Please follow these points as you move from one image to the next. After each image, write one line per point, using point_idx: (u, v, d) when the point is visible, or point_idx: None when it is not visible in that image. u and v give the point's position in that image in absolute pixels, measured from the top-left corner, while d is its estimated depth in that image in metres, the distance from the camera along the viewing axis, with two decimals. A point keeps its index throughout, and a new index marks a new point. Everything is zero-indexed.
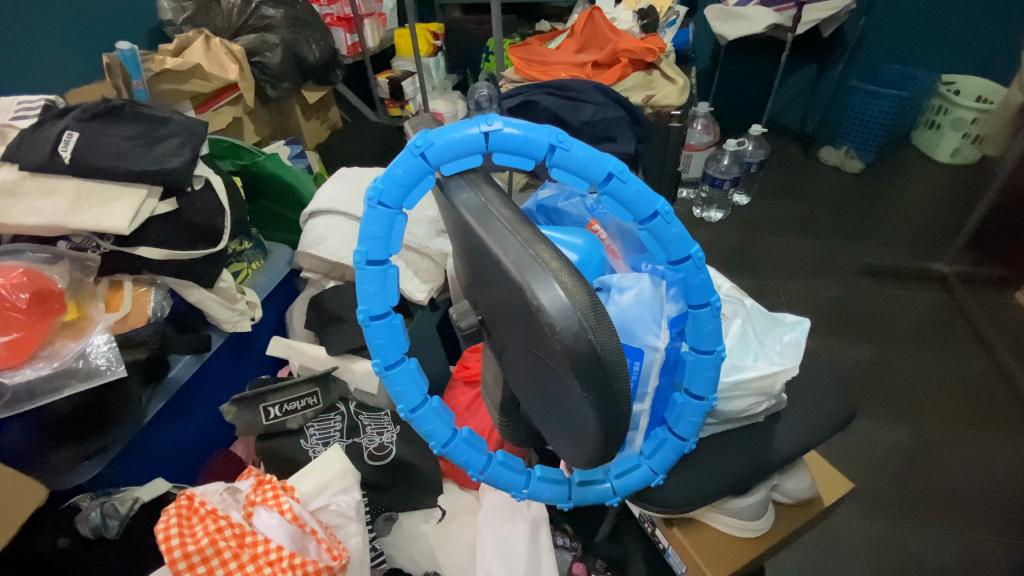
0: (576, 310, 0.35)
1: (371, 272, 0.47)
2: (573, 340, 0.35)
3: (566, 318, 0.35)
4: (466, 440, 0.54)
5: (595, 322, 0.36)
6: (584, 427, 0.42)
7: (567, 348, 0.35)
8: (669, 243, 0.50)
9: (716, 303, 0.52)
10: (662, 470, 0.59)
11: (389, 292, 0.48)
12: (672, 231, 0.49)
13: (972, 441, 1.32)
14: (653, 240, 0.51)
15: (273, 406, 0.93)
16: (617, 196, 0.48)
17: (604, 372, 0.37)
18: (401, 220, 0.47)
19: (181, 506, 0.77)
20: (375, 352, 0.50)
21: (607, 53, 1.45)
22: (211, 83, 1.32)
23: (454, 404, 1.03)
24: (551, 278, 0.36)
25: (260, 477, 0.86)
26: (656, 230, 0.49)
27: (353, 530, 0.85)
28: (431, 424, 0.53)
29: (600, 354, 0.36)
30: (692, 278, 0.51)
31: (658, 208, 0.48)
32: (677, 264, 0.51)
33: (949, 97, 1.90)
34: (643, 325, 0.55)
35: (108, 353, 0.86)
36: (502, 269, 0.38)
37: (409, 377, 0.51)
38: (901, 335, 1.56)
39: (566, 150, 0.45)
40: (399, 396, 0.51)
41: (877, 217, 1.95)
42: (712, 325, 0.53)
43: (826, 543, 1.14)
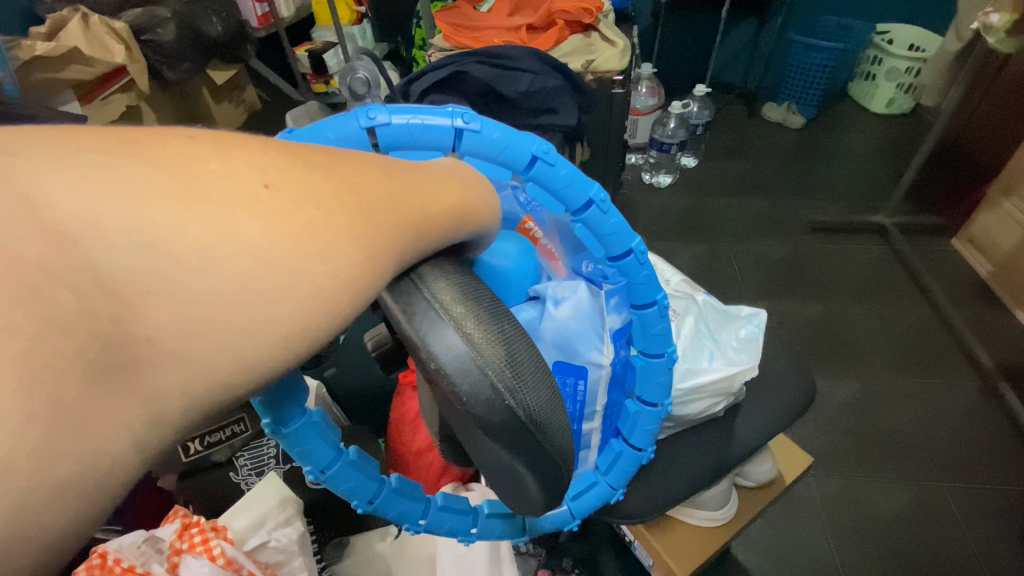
0: (483, 371, 0.30)
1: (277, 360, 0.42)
2: (487, 409, 0.30)
3: (471, 379, 0.30)
4: (395, 491, 0.51)
5: (515, 381, 0.31)
6: (521, 484, 0.37)
7: (481, 418, 0.30)
8: (607, 236, 0.48)
9: (663, 301, 0.50)
10: (621, 485, 0.57)
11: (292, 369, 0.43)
12: (609, 222, 0.47)
13: (917, 389, 1.36)
14: (590, 234, 0.49)
15: (193, 441, 0.82)
16: (543, 181, 0.46)
17: (532, 435, 0.32)
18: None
19: (93, 565, 0.69)
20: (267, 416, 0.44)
21: (542, 16, 1.35)
22: (95, 69, 1.14)
23: (402, 412, 0.97)
24: (451, 327, 0.31)
25: (185, 519, 0.77)
26: (592, 220, 0.47)
27: (297, 564, 0.79)
28: (350, 482, 0.48)
29: (525, 418, 0.31)
30: (635, 274, 0.49)
31: (592, 197, 0.46)
32: (617, 259, 0.49)
33: (882, 48, 1.96)
34: (584, 340, 0.55)
35: None
36: (392, 319, 0.33)
37: (314, 435, 0.46)
38: (846, 290, 1.59)
39: (476, 130, 0.43)
40: (305, 457, 0.46)
41: (823, 170, 1.94)
42: (661, 325, 0.51)
43: (790, 509, 1.16)
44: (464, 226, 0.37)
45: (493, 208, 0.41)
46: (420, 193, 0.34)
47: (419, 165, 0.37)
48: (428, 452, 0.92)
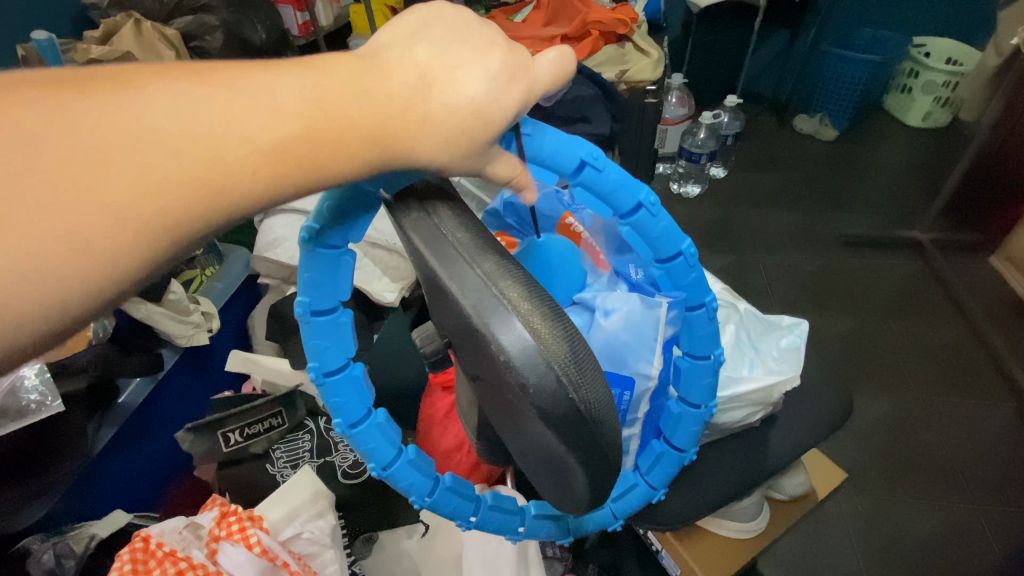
0: (550, 364, 0.31)
1: (319, 323, 0.44)
2: (550, 400, 0.32)
3: (537, 371, 0.31)
4: (451, 488, 0.50)
5: (578, 376, 0.32)
6: (569, 479, 0.38)
7: (544, 409, 0.32)
8: (655, 239, 0.46)
9: (712, 304, 0.49)
10: (661, 485, 0.56)
11: (344, 343, 0.45)
12: (659, 225, 0.45)
13: (952, 408, 1.33)
14: (639, 237, 0.46)
15: (232, 432, 0.85)
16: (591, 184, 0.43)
17: (592, 431, 0.34)
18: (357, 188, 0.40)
19: (136, 549, 0.71)
20: (337, 412, 0.47)
21: (576, 25, 1.37)
22: None
23: (432, 411, 0.99)
24: (517, 319, 0.32)
25: (223, 507, 0.79)
26: (640, 224, 0.45)
27: (329, 557, 0.80)
28: (411, 478, 0.48)
29: (585, 412, 0.33)
30: (683, 278, 0.48)
31: (642, 199, 0.44)
32: (666, 262, 0.47)
33: (919, 60, 1.91)
34: (635, 353, 0.57)
35: (39, 388, 0.81)
36: (461, 313, 0.34)
37: (376, 433, 0.47)
38: (880, 304, 1.56)
39: (529, 134, 0.41)
40: (370, 454, 0.47)
41: (856, 183, 1.91)
42: (707, 328, 0.50)
43: (820, 526, 1.14)
44: (328, 132, 0.33)
45: (400, 102, 0.36)
46: (329, 78, 0.34)
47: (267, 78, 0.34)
48: (456, 451, 0.95)
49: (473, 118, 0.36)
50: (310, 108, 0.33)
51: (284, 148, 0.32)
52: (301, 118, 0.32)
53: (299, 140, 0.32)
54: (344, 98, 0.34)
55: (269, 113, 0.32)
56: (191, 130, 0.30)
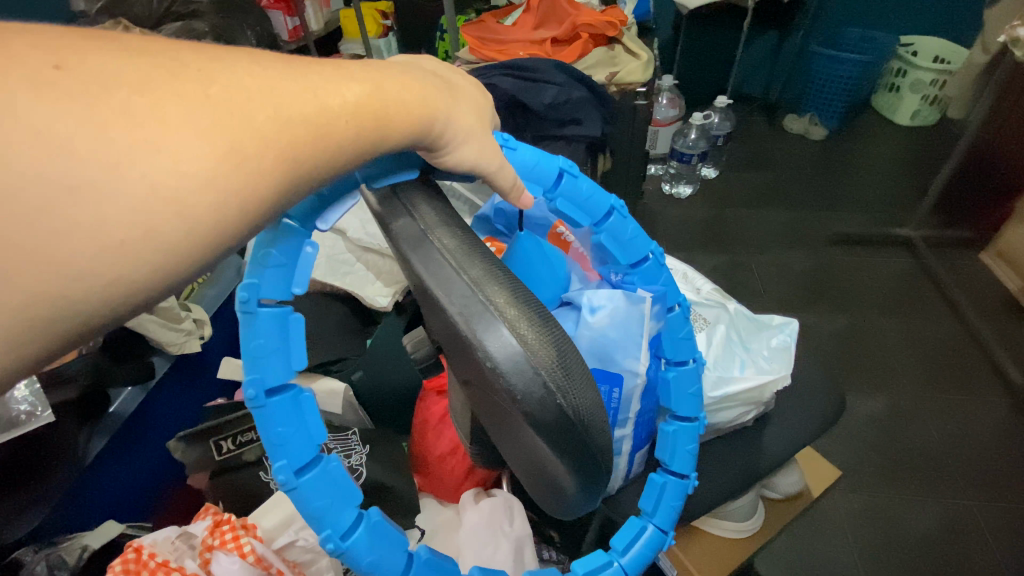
0: (537, 370, 0.32)
1: (266, 322, 0.41)
2: (539, 407, 0.32)
3: (525, 378, 0.31)
4: (426, 563, 0.47)
5: (565, 382, 0.32)
6: (559, 485, 0.39)
7: (533, 416, 0.32)
8: (628, 242, 0.52)
9: (685, 304, 0.55)
10: (670, 526, 0.54)
11: (292, 356, 0.43)
12: (629, 228, 0.51)
13: (946, 405, 1.34)
14: (615, 242, 0.52)
15: (225, 440, 0.84)
16: (572, 196, 0.49)
17: (581, 436, 0.34)
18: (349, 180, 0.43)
19: (128, 560, 0.71)
20: (281, 454, 0.43)
21: (566, 28, 1.37)
22: None
23: (427, 415, 0.99)
24: (505, 327, 0.32)
25: (217, 516, 0.79)
26: (613, 229, 0.51)
27: (324, 564, 0.80)
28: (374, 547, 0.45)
29: (574, 417, 0.33)
30: (655, 276, 0.54)
31: (612, 206, 0.50)
32: (637, 265, 0.54)
33: (908, 59, 1.93)
34: (623, 350, 0.58)
35: (29, 398, 0.80)
36: (448, 320, 0.34)
37: (325, 480, 0.43)
38: (872, 303, 1.56)
39: (512, 150, 0.46)
40: (320, 510, 0.43)
41: (847, 182, 1.92)
42: (685, 329, 0.55)
43: (816, 525, 1.14)
44: (399, 108, 0.37)
45: (432, 90, 0.40)
46: (376, 68, 0.39)
47: (320, 64, 0.36)
48: (451, 455, 0.95)
49: (477, 114, 0.43)
50: (373, 82, 0.37)
51: (363, 108, 0.35)
52: (371, 83, 0.36)
53: (371, 101, 0.35)
54: (390, 81, 0.38)
55: (337, 82, 0.35)
56: (282, 87, 0.32)
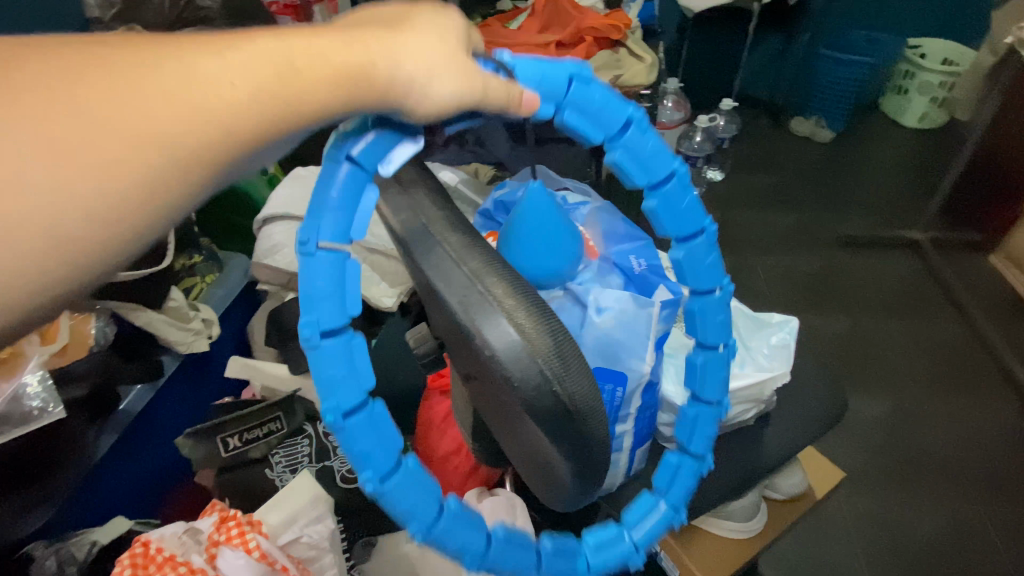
0: (534, 358, 0.32)
1: (327, 348, 0.42)
2: (536, 394, 0.32)
3: (522, 365, 0.32)
4: (505, 541, 0.49)
5: (561, 368, 0.33)
6: (558, 475, 0.39)
7: (529, 403, 0.33)
8: (648, 159, 0.49)
9: (711, 227, 0.53)
10: (680, 506, 0.56)
11: (359, 376, 0.43)
12: (648, 143, 0.48)
13: (954, 408, 1.32)
14: (634, 159, 0.49)
15: (231, 437, 0.86)
16: (580, 102, 0.46)
17: (576, 425, 0.34)
18: (331, 168, 0.40)
19: (136, 554, 0.72)
20: (363, 465, 0.44)
21: (571, 32, 1.39)
22: None
23: (430, 415, 1.00)
24: (504, 317, 0.33)
25: (223, 512, 0.80)
26: (630, 142, 0.48)
27: (327, 561, 0.81)
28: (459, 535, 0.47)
29: (570, 405, 0.33)
30: (679, 198, 0.51)
31: (629, 117, 0.47)
32: (659, 185, 0.50)
33: (915, 62, 1.96)
34: (627, 350, 0.58)
35: (42, 394, 0.82)
36: (448, 310, 0.34)
37: (410, 481, 0.45)
38: (878, 305, 1.56)
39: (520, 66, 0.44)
40: (409, 511, 0.45)
41: (854, 184, 1.91)
42: (709, 258, 0.54)
43: (819, 525, 1.14)
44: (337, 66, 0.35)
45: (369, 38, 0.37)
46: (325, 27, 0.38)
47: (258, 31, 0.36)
48: (454, 454, 0.96)
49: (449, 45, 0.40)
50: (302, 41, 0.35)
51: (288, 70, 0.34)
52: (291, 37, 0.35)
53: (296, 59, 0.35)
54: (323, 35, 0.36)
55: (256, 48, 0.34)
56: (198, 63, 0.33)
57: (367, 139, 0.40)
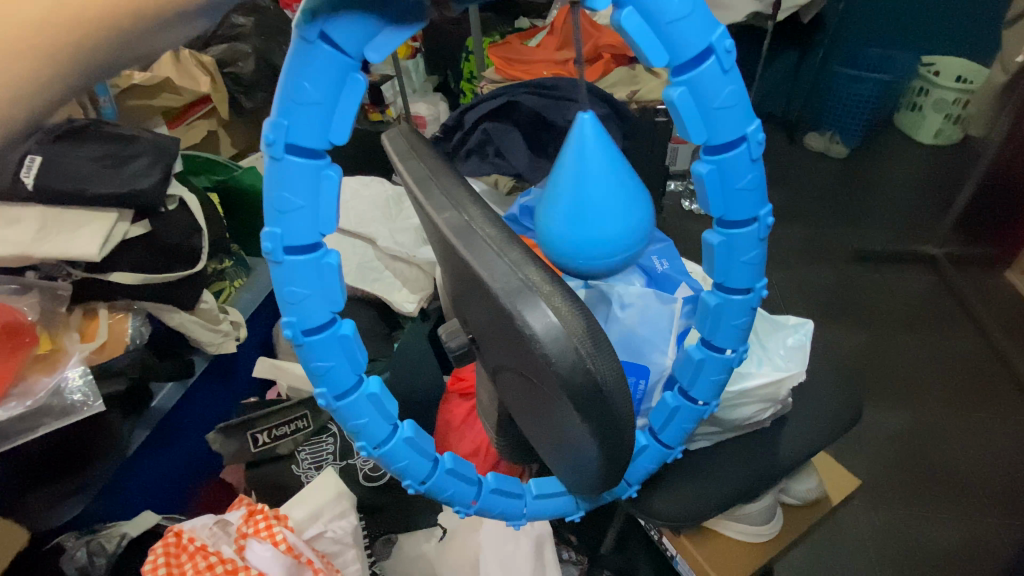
0: (570, 338, 0.35)
1: (294, 265, 0.45)
2: (571, 370, 0.35)
3: (559, 344, 0.35)
4: (448, 473, 0.57)
5: (594, 349, 0.36)
6: (586, 457, 0.42)
7: (565, 380, 0.35)
8: (717, 109, 0.42)
9: (763, 219, 0.47)
10: (633, 482, 0.60)
11: (325, 297, 0.47)
12: (725, 87, 0.41)
13: (973, 424, 1.32)
14: (696, 106, 0.42)
15: (261, 433, 0.88)
16: (652, 6, 0.37)
17: (606, 403, 0.37)
18: (303, 48, 0.39)
19: (170, 543, 0.75)
20: (320, 382, 0.51)
21: (589, 49, 1.44)
22: (182, 96, 1.28)
23: (450, 417, 1.02)
24: (543, 301, 0.35)
25: (251, 506, 0.82)
26: (701, 80, 0.40)
27: (350, 556, 0.83)
28: (404, 458, 0.54)
29: (601, 383, 0.36)
30: (739, 171, 0.44)
31: (714, 45, 0.40)
32: (721, 145, 0.44)
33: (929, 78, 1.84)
34: (649, 344, 0.61)
35: (83, 387, 0.86)
36: (490, 296, 0.37)
37: (362, 405, 0.52)
38: (895, 320, 1.56)
39: None
40: (360, 427, 0.53)
41: (869, 199, 1.92)
42: (747, 254, 0.49)
43: (834, 537, 1.14)
44: None
45: None
46: None
47: None
48: (473, 456, 0.98)
49: None
50: None
51: None
52: None
53: None
54: None
55: None
56: None
57: (342, 13, 0.38)
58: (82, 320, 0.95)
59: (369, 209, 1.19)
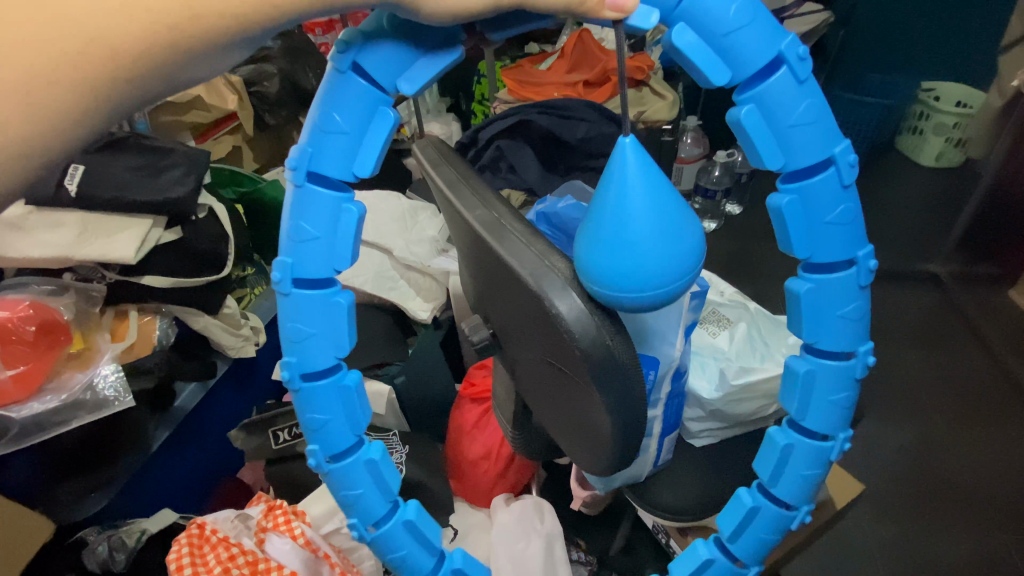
0: (591, 317, 0.41)
1: (303, 301, 0.48)
2: (591, 345, 0.41)
3: (583, 324, 0.41)
4: (446, 564, 0.56)
5: (611, 329, 0.42)
6: (600, 432, 0.47)
7: (586, 354, 0.41)
8: (790, 127, 0.43)
9: (860, 257, 0.47)
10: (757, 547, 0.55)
11: (329, 345, 0.49)
12: (797, 106, 0.42)
13: (977, 438, 1.33)
14: (766, 123, 0.43)
15: (282, 430, 0.92)
16: (711, 27, 0.41)
17: (622, 375, 0.42)
18: (337, 80, 0.44)
19: (193, 535, 0.78)
20: (317, 440, 0.52)
21: (598, 72, 1.49)
22: (211, 113, 1.35)
23: (462, 421, 1.05)
24: (568, 288, 0.41)
25: (270, 502, 0.85)
26: (771, 95, 0.42)
27: (366, 552, 0.86)
28: (395, 532, 0.54)
29: (617, 357, 0.42)
30: (822, 191, 0.45)
31: (782, 62, 0.42)
32: (800, 167, 0.44)
33: (928, 103, 1.94)
34: (661, 337, 0.63)
35: (115, 384, 0.90)
36: (520, 282, 0.42)
37: (355, 466, 0.53)
38: (900, 336, 1.57)
39: None
40: (353, 490, 0.53)
41: (873, 219, 1.95)
42: (843, 290, 0.47)
43: (841, 546, 1.15)
44: None
45: None
46: None
47: None
48: (484, 459, 1.01)
49: None
50: None
51: None
52: None
53: None
54: None
55: None
56: None
57: (379, 46, 0.43)
58: (114, 320, 0.99)
59: (386, 221, 1.24)
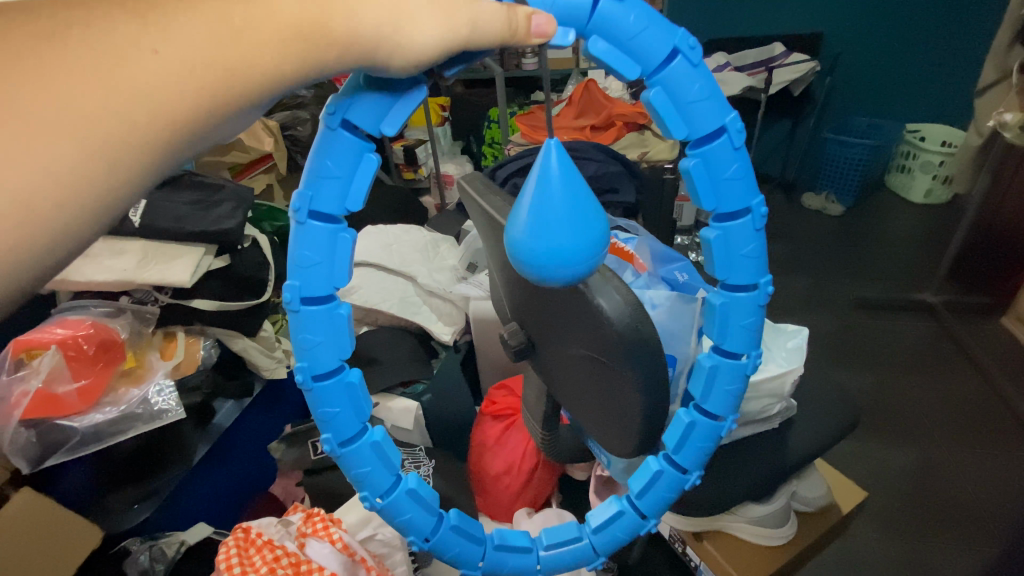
0: (626, 304, 0.50)
1: (309, 313, 0.48)
2: (627, 330, 0.49)
3: (620, 312, 0.49)
4: (452, 530, 0.57)
5: (642, 317, 0.50)
6: (632, 413, 0.54)
7: (623, 337, 0.49)
8: (690, 108, 0.43)
9: (757, 207, 0.47)
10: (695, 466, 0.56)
11: (337, 346, 0.50)
12: (693, 86, 0.43)
13: (976, 459, 1.38)
14: (671, 103, 0.43)
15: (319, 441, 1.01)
16: (613, 28, 0.41)
17: (651, 356, 0.51)
18: (328, 137, 0.44)
19: (239, 537, 0.83)
20: (328, 429, 0.52)
21: (603, 117, 1.63)
22: (249, 154, 1.48)
23: (484, 438, 1.11)
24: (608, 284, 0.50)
25: (308, 509, 0.91)
26: (671, 78, 0.42)
27: (398, 558, 0.91)
28: (407, 511, 0.55)
29: (648, 340, 0.50)
30: (725, 159, 0.45)
31: (676, 45, 0.42)
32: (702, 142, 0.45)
33: (915, 143, 2.10)
34: (676, 338, 0.72)
35: (167, 398, 0.98)
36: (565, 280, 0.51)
37: (365, 454, 0.53)
38: (897, 363, 1.64)
39: None
40: (363, 475, 0.53)
41: (866, 252, 2.05)
42: (747, 241, 0.48)
43: (850, 562, 1.18)
44: None
45: None
46: None
47: None
48: (505, 474, 1.06)
49: None
50: None
51: None
52: None
53: None
54: None
55: None
56: None
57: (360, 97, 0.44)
58: (163, 340, 1.07)
59: (411, 251, 1.34)
